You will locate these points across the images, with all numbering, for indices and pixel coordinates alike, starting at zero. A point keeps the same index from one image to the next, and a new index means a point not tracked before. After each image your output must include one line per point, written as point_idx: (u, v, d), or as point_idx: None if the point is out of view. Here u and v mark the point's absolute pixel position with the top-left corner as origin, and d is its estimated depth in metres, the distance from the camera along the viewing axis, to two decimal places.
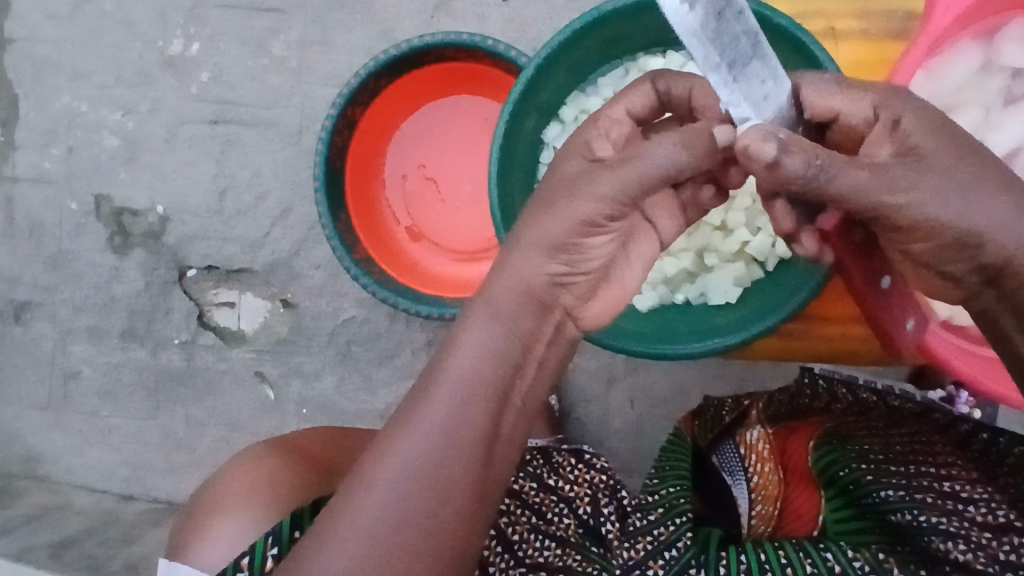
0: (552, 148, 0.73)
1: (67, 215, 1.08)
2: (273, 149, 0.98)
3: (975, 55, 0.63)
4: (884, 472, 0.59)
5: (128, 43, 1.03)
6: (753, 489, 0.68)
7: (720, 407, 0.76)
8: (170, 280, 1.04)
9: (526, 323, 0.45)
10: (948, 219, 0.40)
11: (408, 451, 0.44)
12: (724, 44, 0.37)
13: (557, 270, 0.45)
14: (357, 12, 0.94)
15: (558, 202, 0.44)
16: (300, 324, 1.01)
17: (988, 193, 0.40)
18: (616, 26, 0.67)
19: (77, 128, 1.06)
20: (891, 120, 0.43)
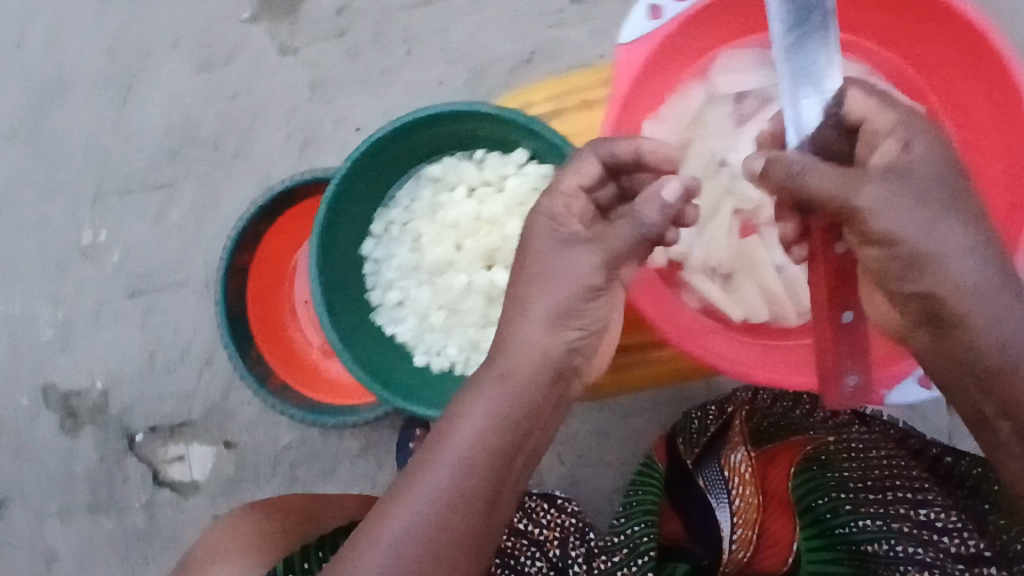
0: (373, 259, 0.79)
1: (21, 408, 1.14)
2: (188, 306, 1.07)
3: (698, 90, 0.68)
4: (860, 501, 0.70)
5: (44, 241, 1.12)
6: (735, 514, 0.78)
7: (704, 419, 0.87)
8: (122, 448, 1.11)
9: (539, 383, 0.59)
10: (923, 241, 0.49)
11: (422, 495, 0.55)
12: (806, 23, 0.60)
13: (564, 333, 0.59)
14: (236, 167, 1.03)
15: (552, 280, 0.59)
16: (246, 459, 1.07)
17: (956, 231, 0.49)
18: (393, 145, 0.73)
19: (14, 328, 1.14)
20: (903, 137, 0.51)
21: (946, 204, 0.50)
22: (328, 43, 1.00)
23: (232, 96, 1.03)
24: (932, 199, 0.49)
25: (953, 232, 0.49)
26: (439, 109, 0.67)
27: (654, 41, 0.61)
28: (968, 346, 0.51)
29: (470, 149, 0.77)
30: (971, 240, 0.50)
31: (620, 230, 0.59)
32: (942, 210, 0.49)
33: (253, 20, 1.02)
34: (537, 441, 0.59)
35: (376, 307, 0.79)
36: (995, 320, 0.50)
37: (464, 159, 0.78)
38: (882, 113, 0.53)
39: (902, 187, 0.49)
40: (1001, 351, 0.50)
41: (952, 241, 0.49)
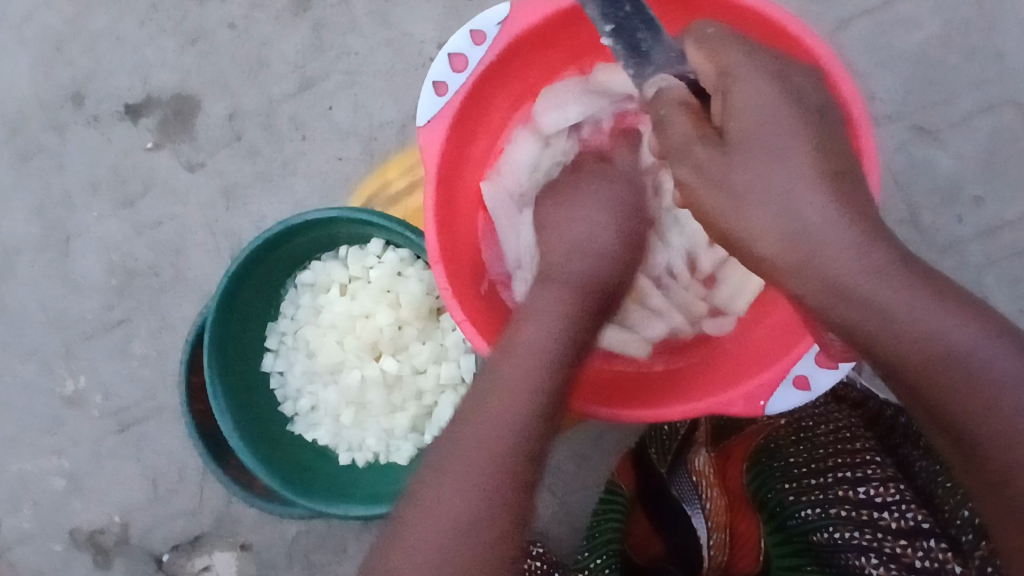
0: (276, 372, 0.82)
1: (56, 557, 1.19)
2: (174, 427, 1.12)
3: (527, 138, 0.71)
4: (804, 491, 0.77)
5: (33, 401, 1.17)
6: (708, 517, 0.82)
7: (673, 427, 0.91)
8: (151, 571, 1.15)
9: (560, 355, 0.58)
10: (770, 209, 0.51)
11: (458, 477, 0.54)
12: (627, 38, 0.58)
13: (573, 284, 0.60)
14: (179, 290, 1.09)
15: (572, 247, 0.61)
16: (264, 561, 1.10)
17: (806, 195, 0.51)
18: (264, 263, 0.76)
19: (31, 484, 1.20)
20: (723, 88, 0.55)
21: (773, 155, 0.52)
22: (229, 145, 1.05)
23: (156, 222, 1.09)
24: (753, 158, 0.52)
25: (799, 197, 0.51)
26: (282, 228, 0.72)
27: (446, 120, 0.62)
28: (861, 311, 0.50)
29: (334, 247, 0.81)
30: (800, 183, 0.51)
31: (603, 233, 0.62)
32: (790, 179, 0.51)
33: (157, 147, 1.08)
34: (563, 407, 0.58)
35: (292, 417, 0.82)
36: (853, 265, 0.50)
37: (332, 258, 0.81)
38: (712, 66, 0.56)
39: (736, 155, 0.53)
40: (873, 309, 0.50)
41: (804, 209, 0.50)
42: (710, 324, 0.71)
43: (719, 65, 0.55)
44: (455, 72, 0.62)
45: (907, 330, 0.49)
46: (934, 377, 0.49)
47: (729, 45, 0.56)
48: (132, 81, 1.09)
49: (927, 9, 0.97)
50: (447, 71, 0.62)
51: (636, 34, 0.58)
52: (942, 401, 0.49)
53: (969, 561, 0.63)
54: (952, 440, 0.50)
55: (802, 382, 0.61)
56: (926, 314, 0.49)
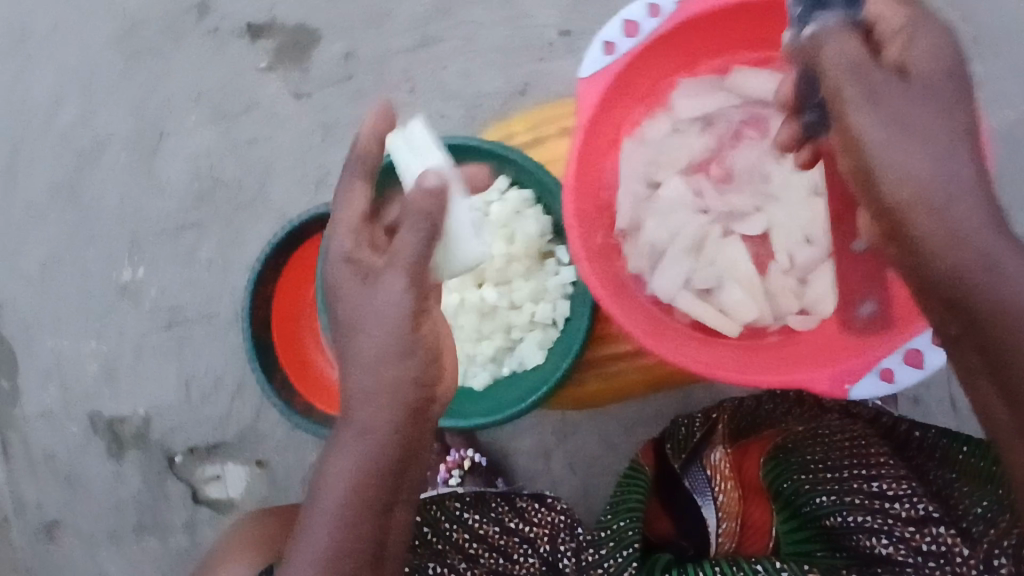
0: None
1: (73, 437, 1.23)
2: (220, 336, 1.16)
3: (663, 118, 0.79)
4: (821, 480, 0.81)
5: (89, 284, 1.21)
6: (721, 508, 0.90)
7: (691, 425, 0.96)
8: (163, 470, 1.19)
9: (404, 413, 0.62)
10: (896, 145, 0.52)
11: (312, 539, 0.59)
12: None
13: (394, 374, 0.61)
14: (258, 207, 1.13)
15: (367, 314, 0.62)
16: (277, 481, 1.14)
17: (939, 145, 0.51)
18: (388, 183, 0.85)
19: (65, 363, 1.23)
20: (903, 37, 0.56)
21: (936, 111, 0.53)
22: (338, 83, 1.10)
23: (250, 141, 1.14)
24: (916, 103, 0.53)
25: (934, 142, 0.51)
26: None
27: (607, 76, 0.69)
28: (964, 255, 0.49)
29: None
30: (944, 133, 0.52)
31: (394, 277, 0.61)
32: (931, 125, 0.52)
33: (268, 70, 1.13)
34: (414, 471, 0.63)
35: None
36: (966, 220, 0.50)
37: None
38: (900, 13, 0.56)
39: (889, 89, 0.53)
40: (972, 253, 0.49)
41: (935, 151, 0.51)
42: (795, 319, 0.76)
43: (905, 18, 0.56)
44: (625, 36, 0.68)
45: (999, 289, 0.49)
46: (1016, 335, 0.48)
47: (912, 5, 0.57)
48: (257, 5, 1.15)
49: (1017, 95, 1.04)
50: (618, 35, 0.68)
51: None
52: (1008, 368, 0.49)
53: (977, 546, 0.71)
54: (1013, 410, 0.49)
55: (885, 375, 0.67)
56: (1020, 271, 0.48)
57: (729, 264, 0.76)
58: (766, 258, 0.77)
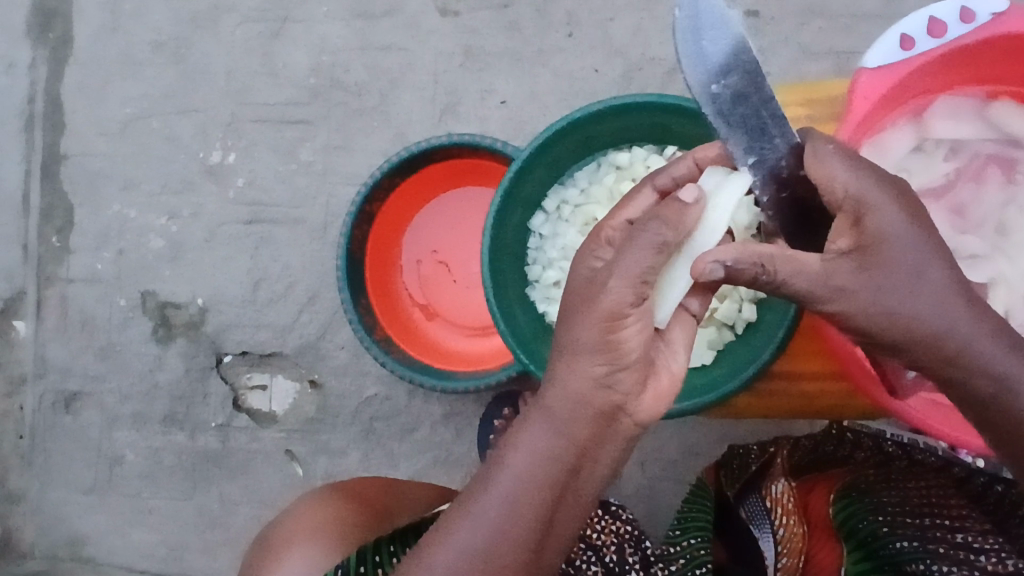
0: (538, 234, 0.81)
1: (118, 309, 1.16)
2: (302, 243, 1.09)
3: (910, 133, 0.65)
4: (898, 523, 0.67)
5: (172, 155, 1.14)
6: (778, 542, 0.76)
7: (747, 457, 0.87)
8: (208, 366, 1.12)
9: (591, 423, 0.53)
10: (894, 310, 0.49)
11: (466, 531, 0.53)
12: (749, 124, 0.53)
13: (602, 393, 0.53)
14: (374, 118, 1.06)
15: (590, 313, 0.52)
16: (327, 405, 1.09)
17: (921, 294, 0.49)
18: (585, 130, 0.74)
19: (127, 231, 1.16)
20: (856, 210, 0.49)
21: (896, 274, 0.49)
22: (494, 9, 1.03)
23: (384, 48, 1.06)
24: (898, 266, 0.49)
25: (921, 298, 0.48)
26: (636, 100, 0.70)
27: (895, 75, 0.59)
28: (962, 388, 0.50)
29: (662, 145, 0.78)
30: (919, 269, 0.49)
31: (632, 254, 0.51)
32: (903, 283, 0.49)
33: None
34: (586, 485, 0.55)
35: (530, 284, 0.81)
36: (994, 363, 0.49)
37: (655, 153, 0.79)
38: (847, 176, 0.50)
39: (872, 267, 0.49)
40: (995, 384, 0.49)
41: (912, 305, 0.49)
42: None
43: (852, 188, 0.49)
44: (927, 35, 0.59)
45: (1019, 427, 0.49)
46: None
47: (861, 169, 0.50)
48: None
49: None
50: (919, 31, 0.59)
51: (779, 167, 0.54)
52: None
53: None
54: None
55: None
56: None
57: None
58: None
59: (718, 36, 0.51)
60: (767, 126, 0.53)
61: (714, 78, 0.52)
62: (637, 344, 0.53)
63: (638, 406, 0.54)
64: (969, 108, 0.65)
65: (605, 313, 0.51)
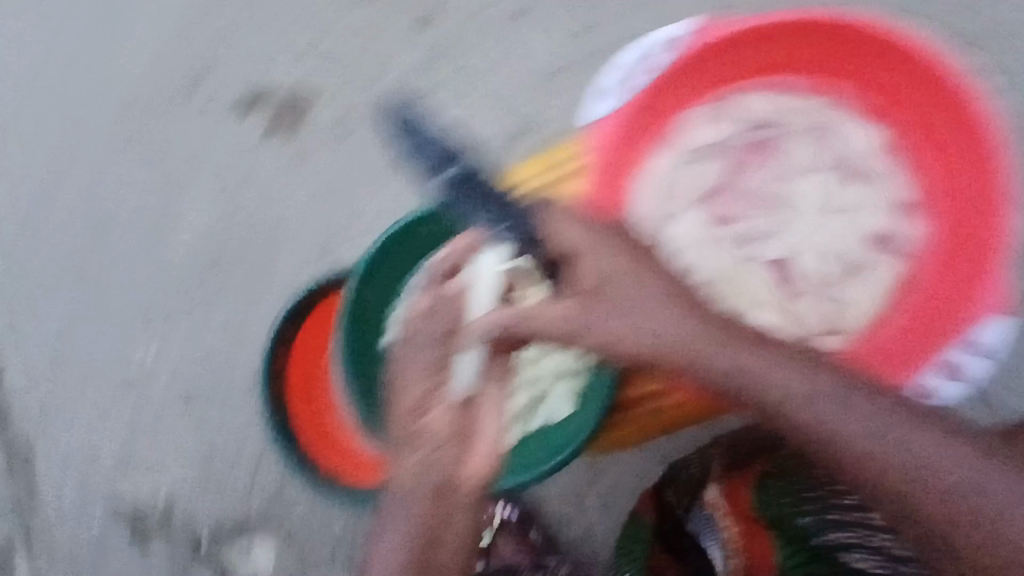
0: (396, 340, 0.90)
1: (87, 531, 1.18)
2: (237, 409, 1.15)
3: (666, 151, 0.88)
4: (802, 502, 0.79)
5: (97, 369, 1.19)
6: (724, 545, 0.81)
7: (688, 468, 0.90)
8: (189, 553, 1.15)
9: (429, 497, 0.62)
10: (631, 338, 0.66)
11: None
12: (481, 201, 0.66)
13: (432, 469, 0.63)
14: (265, 275, 1.14)
15: (399, 407, 0.66)
16: (306, 553, 1.12)
17: (651, 320, 0.66)
18: (400, 243, 0.89)
19: (76, 452, 1.19)
20: (581, 270, 0.67)
21: (618, 311, 0.66)
22: (339, 144, 1.13)
23: (255, 209, 1.15)
24: (620, 303, 0.66)
25: (651, 325, 0.65)
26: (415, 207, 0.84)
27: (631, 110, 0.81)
28: (714, 380, 0.65)
29: None
30: (649, 309, 0.66)
31: (421, 351, 0.66)
32: (632, 316, 0.66)
33: (265, 140, 1.15)
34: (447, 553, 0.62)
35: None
36: (727, 362, 0.65)
37: None
38: (580, 244, 0.67)
39: (602, 309, 0.66)
40: (740, 378, 0.65)
41: (649, 333, 0.66)
42: (827, 339, 0.84)
43: (580, 245, 0.67)
44: (639, 75, 0.80)
45: (774, 404, 0.64)
46: (803, 427, 0.65)
47: (587, 237, 0.67)
48: (252, 75, 1.17)
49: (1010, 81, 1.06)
50: None
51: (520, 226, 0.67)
52: (799, 437, 0.65)
53: None
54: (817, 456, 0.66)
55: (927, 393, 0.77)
56: (802, 394, 0.65)
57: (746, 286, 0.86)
58: (789, 278, 0.86)
59: (432, 143, 0.67)
60: (496, 203, 0.67)
61: (440, 167, 0.66)
62: (445, 419, 0.64)
63: (467, 468, 0.63)
64: (699, 117, 0.89)
65: (410, 406, 0.65)
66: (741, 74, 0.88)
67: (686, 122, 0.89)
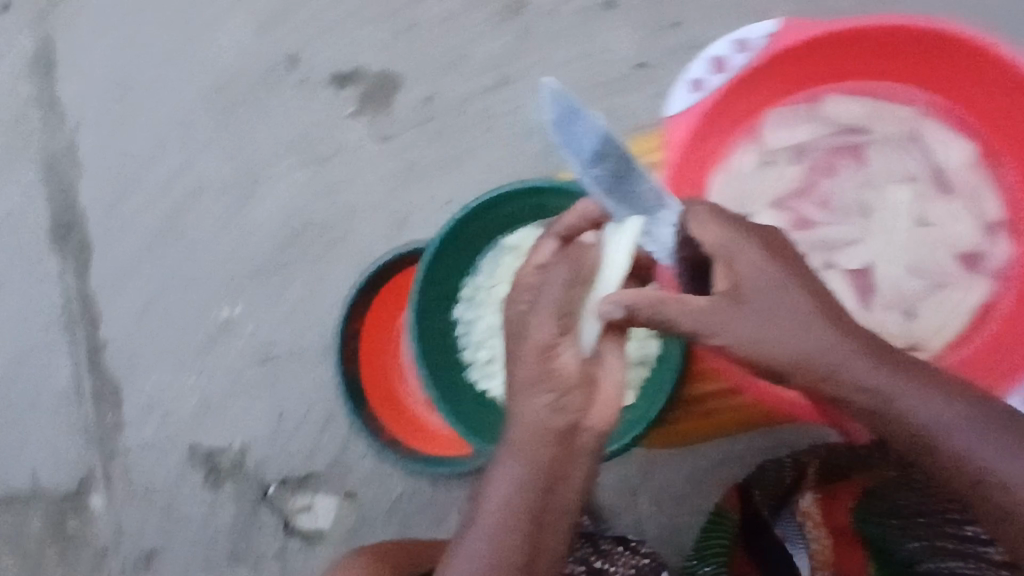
0: (461, 320, 0.96)
1: (171, 468, 1.27)
2: (310, 370, 1.21)
3: (752, 148, 0.91)
4: (909, 525, 0.76)
5: (188, 323, 1.27)
6: (811, 556, 0.85)
7: (779, 471, 0.92)
8: (257, 499, 1.22)
9: (552, 444, 0.66)
10: (763, 338, 0.65)
11: (472, 545, 0.65)
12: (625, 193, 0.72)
13: (559, 416, 0.67)
14: (344, 245, 1.19)
15: (523, 349, 0.68)
16: (365, 511, 1.17)
17: (785, 318, 0.65)
18: (467, 228, 0.91)
19: (165, 396, 1.28)
20: (727, 260, 0.67)
21: (756, 311, 0.65)
22: (424, 124, 1.16)
23: (337, 182, 1.20)
24: (755, 309, 0.65)
25: (783, 325, 0.64)
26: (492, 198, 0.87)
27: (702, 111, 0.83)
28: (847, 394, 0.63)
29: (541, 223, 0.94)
30: (790, 315, 0.64)
31: (550, 291, 0.69)
32: (773, 315, 0.65)
33: (354, 115, 1.19)
34: (562, 500, 0.67)
35: (469, 365, 0.96)
36: (865, 375, 0.63)
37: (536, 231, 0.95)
38: (721, 240, 0.67)
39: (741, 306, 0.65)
40: (869, 393, 0.63)
41: (785, 336, 0.64)
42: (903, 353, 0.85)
43: (721, 241, 0.67)
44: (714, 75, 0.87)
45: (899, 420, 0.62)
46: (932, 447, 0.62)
47: (732, 232, 0.68)
48: (343, 53, 1.21)
49: None
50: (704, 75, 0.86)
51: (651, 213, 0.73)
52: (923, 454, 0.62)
53: None
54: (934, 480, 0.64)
55: None
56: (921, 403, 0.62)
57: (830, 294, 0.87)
58: (871, 289, 0.87)
59: (587, 131, 0.71)
60: (639, 195, 0.72)
61: (592, 162, 0.71)
62: (572, 367, 0.68)
63: (591, 418, 0.69)
64: (788, 115, 0.91)
65: (538, 347, 0.67)
66: (830, 71, 0.89)
67: (765, 125, 0.91)
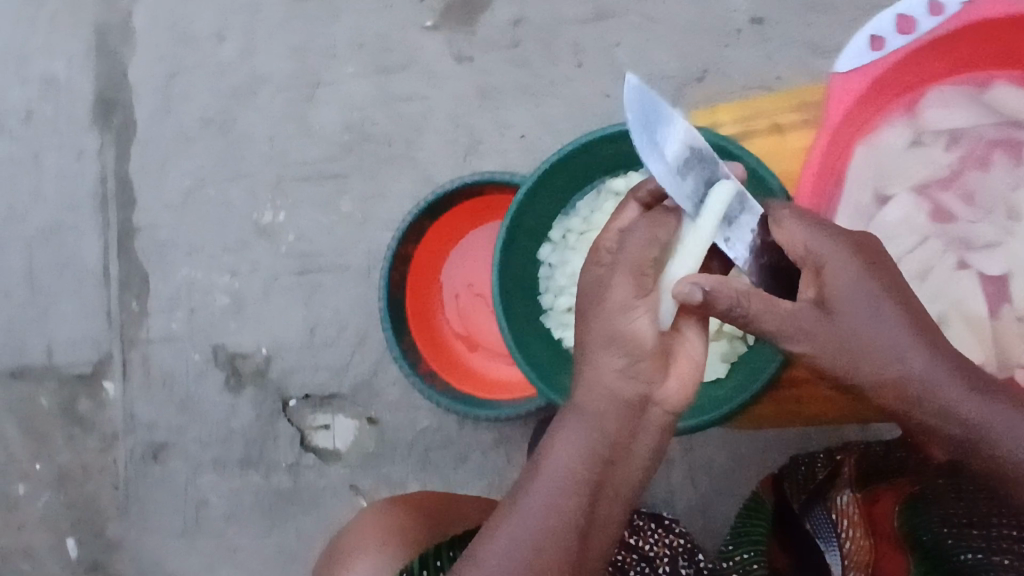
0: (546, 261, 0.92)
1: (192, 365, 1.24)
2: (349, 288, 1.17)
3: (905, 125, 0.82)
4: (965, 535, 0.72)
5: (227, 220, 1.23)
6: (846, 556, 0.79)
7: (814, 465, 0.87)
8: (277, 409, 1.20)
9: (620, 414, 0.61)
10: (854, 350, 0.57)
11: (521, 515, 0.60)
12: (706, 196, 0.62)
13: (632, 385, 0.61)
14: (403, 165, 1.13)
15: (595, 312, 0.63)
16: (386, 438, 1.15)
17: (883, 325, 0.57)
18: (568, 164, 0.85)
19: (195, 291, 1.24)
20: (815, 265, 0.60)
21: (846, 317, 0.57)
22: (507, 50, 1.10)
23: (406, 97, 1.13)
24: (847, 317, 0.57)
25: (877, 336, 0.56)
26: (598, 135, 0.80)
27: (869, 73, 0.74)
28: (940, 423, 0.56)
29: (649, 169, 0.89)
30: (883, 325, 0.57)
31: (632, 248, 0.63)
32: (866, 325, 0.57)
33: (434, 28, 1.13)
34: (620, 478, 0.62)
35: (547, 311, 0.92)
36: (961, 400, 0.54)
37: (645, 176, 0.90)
38: (804, 238, 0.61)
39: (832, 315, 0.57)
40: (964, 423, 0.55)
41: (878, 350, 0.56)
42: None
43: (804, 238, 0.61)
44: (897, 33, 0.73)
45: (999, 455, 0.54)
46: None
47: (816, 233, 0.61)
48: None
49: None
50: (890, 29, 0.73)
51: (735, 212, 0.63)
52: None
53: None
54: None
55: None
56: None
57: (960, 296, 0.79)
58: (1006, 299, 0.78)
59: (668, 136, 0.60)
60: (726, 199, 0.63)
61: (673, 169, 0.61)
62: (651, 334, 0.62)
63: (666, 392, 0.63)
64: (957, 95, 0.81)
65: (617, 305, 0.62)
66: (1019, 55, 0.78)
67: (925, 99, 0.82)
